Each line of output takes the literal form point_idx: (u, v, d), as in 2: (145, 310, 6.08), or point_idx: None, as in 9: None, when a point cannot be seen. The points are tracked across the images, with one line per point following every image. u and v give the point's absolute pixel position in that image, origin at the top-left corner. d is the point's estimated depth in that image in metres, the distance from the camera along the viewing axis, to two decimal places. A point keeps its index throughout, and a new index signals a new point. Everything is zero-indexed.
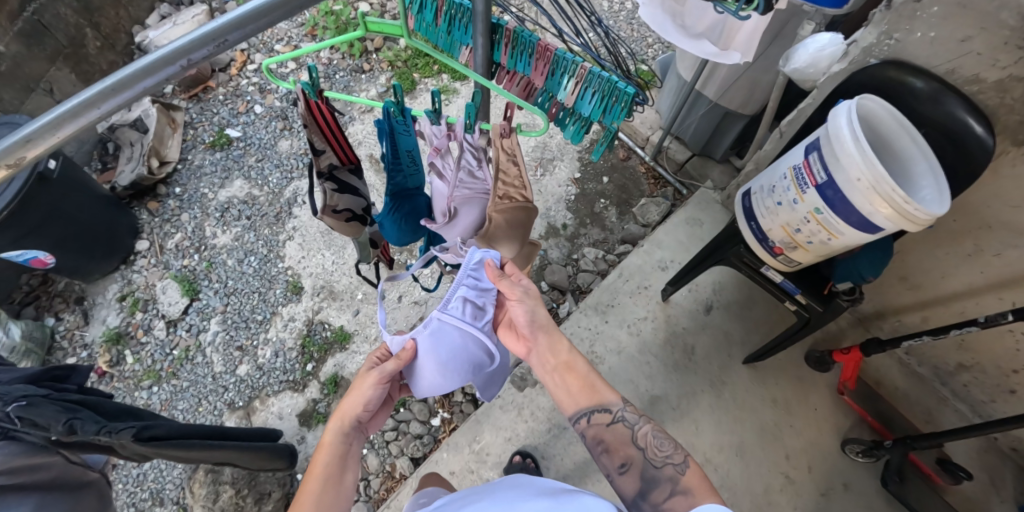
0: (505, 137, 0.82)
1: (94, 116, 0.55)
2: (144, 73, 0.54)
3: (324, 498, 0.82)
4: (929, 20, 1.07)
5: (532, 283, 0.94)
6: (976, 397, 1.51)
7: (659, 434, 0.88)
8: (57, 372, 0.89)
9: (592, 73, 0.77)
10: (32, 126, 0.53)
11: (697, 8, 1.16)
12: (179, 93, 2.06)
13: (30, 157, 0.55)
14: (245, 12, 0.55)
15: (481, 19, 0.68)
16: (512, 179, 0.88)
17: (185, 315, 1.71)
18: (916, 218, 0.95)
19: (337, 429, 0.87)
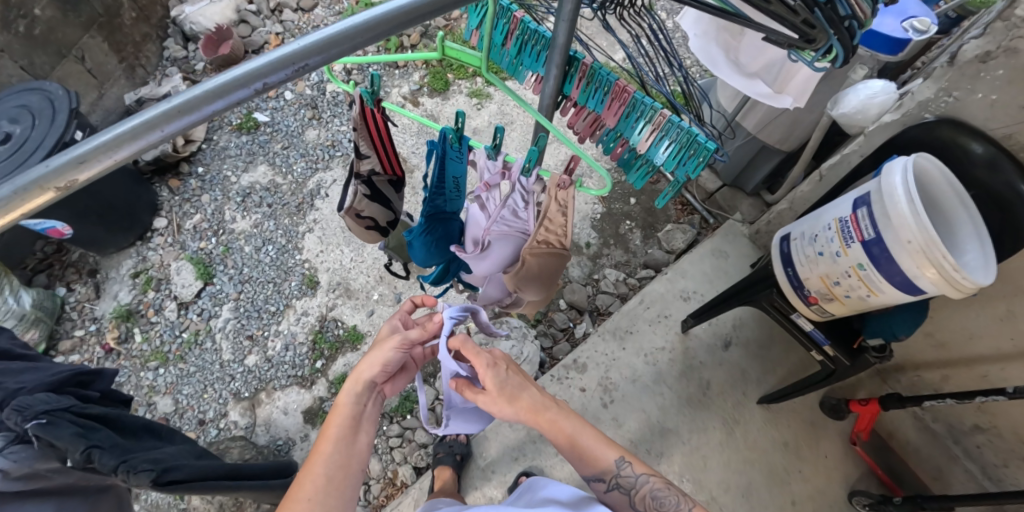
0: (563, 189, 0.73)
1: (156, 138, 0.51)
2: (216, 94, 0.52)
3: (336, 457, 0.80)
4: (993, 83, 1.03)
5: (507, 375, 0.86)
6: (988, 459, 1.46)
7: (659, 493, 0.87)
8: (83, 377, 0.89)
9: (672, 123, 0.80)
10: (85, 146, 0.48)
11: (752, 47, 1.15)
12: (210, 71, 2.07)
13: (78, 185, 0.50)
14: (328, 34, 0.54)
15: (560, 50, 0.63)
16: (556, 229, 0.76)
17: (197, 299, 1.69)
18: (962, 286, 0.94)
19: (351, 390, 0.86)
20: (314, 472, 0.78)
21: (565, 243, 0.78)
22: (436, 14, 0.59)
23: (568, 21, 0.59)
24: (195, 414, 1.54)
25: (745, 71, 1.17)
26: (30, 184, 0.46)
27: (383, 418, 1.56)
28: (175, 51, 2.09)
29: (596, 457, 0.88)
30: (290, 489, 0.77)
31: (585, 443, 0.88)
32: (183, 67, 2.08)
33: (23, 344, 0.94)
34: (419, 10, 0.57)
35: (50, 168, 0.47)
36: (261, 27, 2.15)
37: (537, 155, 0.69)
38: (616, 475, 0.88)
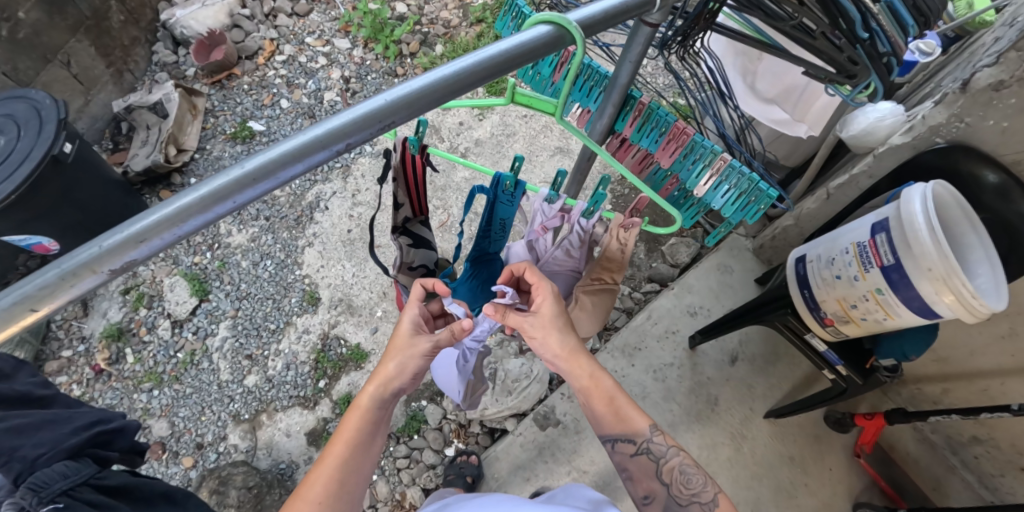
0: (626, 229, 0.85)
1: (227, 208, 0.46)
2: (293, 157, 0.46)
3: (348, 463, 0.77)
4: (1004, 111, 1.02)
5: (554, 307, 0.84)
6: (985, 470, 1.49)
7: (688, 469, 0.84)
8: (103, 436, 0.84)
9: (732, 168, 0.81)
10: (150, 220, 0.43)
11: (766, 74, 1.33)
12: (202, 77, 2.03)
13: (140, 259, 0.45)
14: (414, 89, 0.48)
15: (618, 89, 0.71)
16: (610, 266, 0.91)
17: (192, 316, 1.63)
18: (977, 310, 0.95)
19: (375, 393, 0.81)
20: (327, 474, 0.75)
21: (616, 279, 0.94)
22: (530, 61, 0.52)
23: (633, 62, 0.66)
24: (192, 437, 1.48)
25: (762, 96, 1.37)
26: (82, 265, 0.42)
27: (389, 438, 1.53)
28: (165, 56, 2.05)
29: (628, 418, 0.86)
30: (302, 483, 0.75)
31: (621, 400, 0.86)
32: (173, 72, 2.03)
33: (41, 383, 0.89)
34: (514, 57, 0.51)
35: (104, 248, 0.43)
36: (255, 31, 2.10)
37: (604, 197, 0.79)
38: (647, 440, 0.85)
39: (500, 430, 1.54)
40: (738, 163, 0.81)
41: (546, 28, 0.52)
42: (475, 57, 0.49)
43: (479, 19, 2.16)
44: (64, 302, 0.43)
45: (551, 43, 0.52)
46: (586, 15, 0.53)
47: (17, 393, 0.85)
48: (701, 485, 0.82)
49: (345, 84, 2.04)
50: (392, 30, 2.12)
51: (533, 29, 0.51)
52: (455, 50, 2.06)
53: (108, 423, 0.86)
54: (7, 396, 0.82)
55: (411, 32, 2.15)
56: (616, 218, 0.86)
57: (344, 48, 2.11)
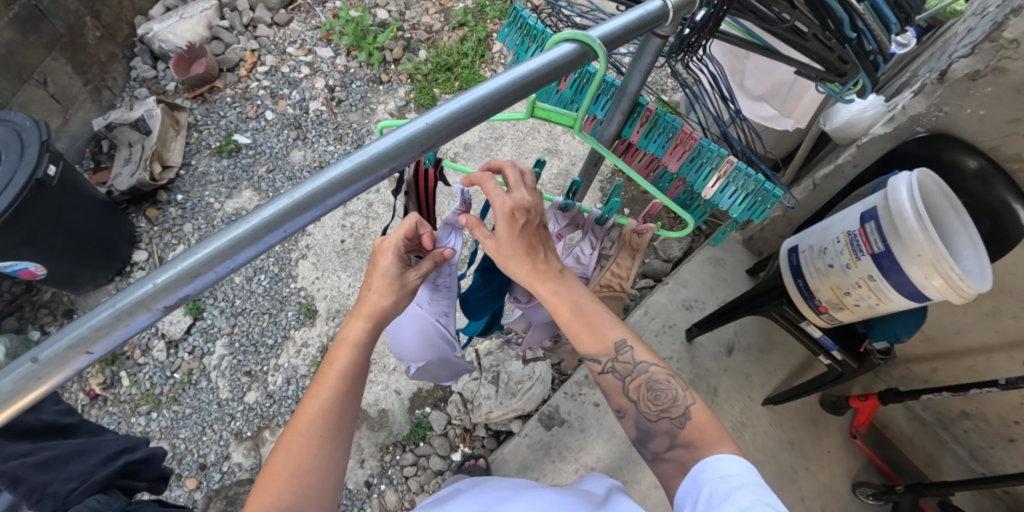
0: (639, 235, 0.91)
1: (277, 237, 0.46)
2: (340, 185, 0.46)
3: (340, 402, 0.68)
4: (981, 100, 1.06)
5: (506, 231, 0.69)
6: (975, 443, 1.55)
7: (658, 384, 0.76)
8: (130, 467, 0.85)
9: (739, 170, 0.83)
10: (197, 256, 0.43)
11: (754, 74, 1.36)
12: (183, 92, 2.01)
13: (191, 293, 0.45)
14: (452, 110, 0.49)
15: (628, 97, 0.72)
16: (620, 272, 0.95)
17: (187, 336, 1.61)
18: (965, 292, 0.99)
19: (363, 328, 0.71)
20: (321, 409, 0.67)
21: (624, 285, 0.96)
22: (557, 78, 0.53)
23: (643, 71, 0.67)
24: (195, 458, 1.46)
25: (751, 94, 1.41)
26: (135, 303, 0.42)
27: (395, 447, 1.53)
28: (144, 71, 2.03)
29: (600, 338, 0.75)
30: (292, 419, 0.67)
31: (586, 316, 0.75)
32: (153, 87, 2.02)
33: (66, 411, 0.88)
34: (544, 75, 0.51)
35: (158, 285, 0.43)
36: (235, 43, 2.08)
37: (618, 207, 0.86)
38: (614, 358, 0.75)
39: (506, 432, 1.54)
40: (745, 166, 0.83)
41: (572, 45, 0.52)
42: (508, 76, 0.50)
43: (461, 23, 2.16)
44: (114, 341, 0.42)
45: (576, 60, 0.53)
46: (608, 31, 0.53)
47: (42, 424, 0.83)
48: (671, 399, 0.75)
49: (330, 93, 2.03)
50: (375, 37, 2.11)
51: (558, 47, 0.52)
52: (439, 55, 2.06)
53: (135, 452, 0.87)
54: (34, 428, 0.81)
55: (394, 38, 2.14)
56: (629, 225, 0.91)
57: (326, 56, 2.10)
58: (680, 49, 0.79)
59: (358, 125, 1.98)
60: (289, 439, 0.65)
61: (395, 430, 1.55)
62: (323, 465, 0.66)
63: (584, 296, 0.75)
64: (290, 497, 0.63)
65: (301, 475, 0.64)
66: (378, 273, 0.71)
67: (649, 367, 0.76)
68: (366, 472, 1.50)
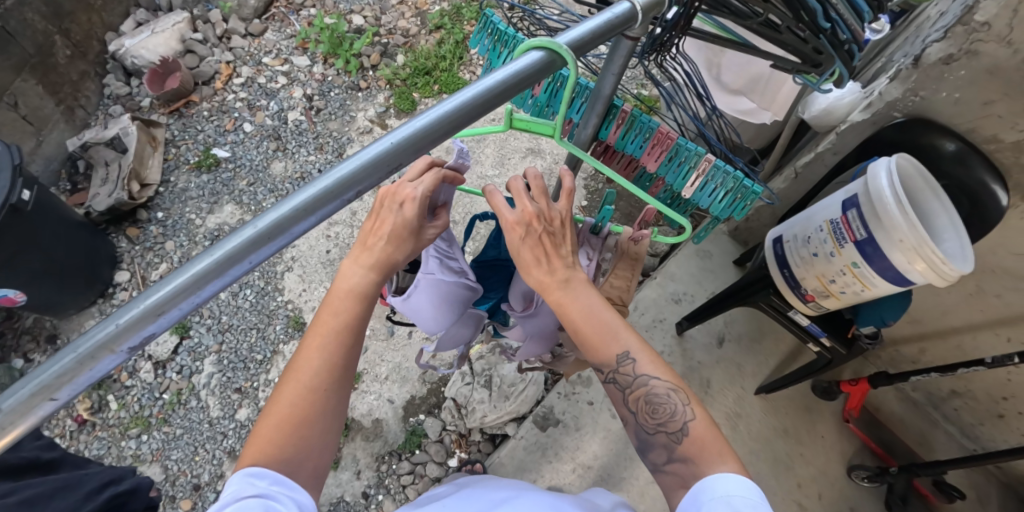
0: (635, 243, 0.90)
1: (243, 269, 0.45)
2: (306, 211, 0.46)
3: (337, 356, 0.66)
4: (956, 83, 1.07)
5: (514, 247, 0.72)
6: (966, 420, 1.56)
7: (658, 397, 0.73)
8: (119, 499, 0.83)
9: (717, 168, 0.83)
10: (161, 293, 0.42)
11: (731, 67, 1.36)
12: (158, 107, 1.98)
13: (156, 331, 0.44)
14: (420, 127, 0.48)
15: (602, 99, 0.71)
16: (619, 283, 0.94)
17: (174, 356, 1.59)
18: (948, 275, 0.99)
19: (366, 278, 0.68)
20: (324, 360, 0.65)
21: (625, 298, 0.95)
22: (526, 88, 0.52)
23: (615, 72, 0.67)
24: (189, 479, 1.45)
25: (728, 89, 1.41)
26: (99, 345, 0.41)
27: (391, 456, 1.52)
28: (117, 88, 2.00)
29: (604, 352, 0.73)
30: (292, 368, 0.65)
31: (586, 328, 0.73)
32: (128, 104, 1.99)
33: (47, 446, 0.86)
34: (511, 86, 0.51)
35: (122, 324, 0.42)
36: (210, 56, 2.05)
37: (610, 214, 0.85)
38: (614, 370, 0.74)
39: (501, 436, 1.54)
40: (724, 163, 0.83)
41: (539, 54, 0.52)
42: (475, 88, 0.49)
43: (438, 26, 2.15)
44: (78, 386, 0.41)
45: (543, 68, 0.52)
46: (574, 37, 0.53)
47: (25, 461, 0.81)
48: (669, 413, 0.73)
49: (309, 103, 2.01)
50: (351, 44, 2.09)
51: (525, 56, 0.52)
52: (417, 59, 2.05)
53: (121, 484, 0.85)
54: (16, 465, 0.79)
55: (371, 44, 2.12)
56: (624, 232, 0.91)
57: (303, 65, 2.08)
58: (652, 49, 0.78)
59: (338, 134, 1.96)
60: (290, 388, 0.64)
61: (391, 439, 1.54)
62: (327, 418, 0.65)
63: (592, 308, 0.73)
64: (292, 449, 0.62)
65: (302, 428, 0.63)
66: (392, 220, 0.68)
67: (649, 377, 0.73)
68: (363, 483, 1.49)
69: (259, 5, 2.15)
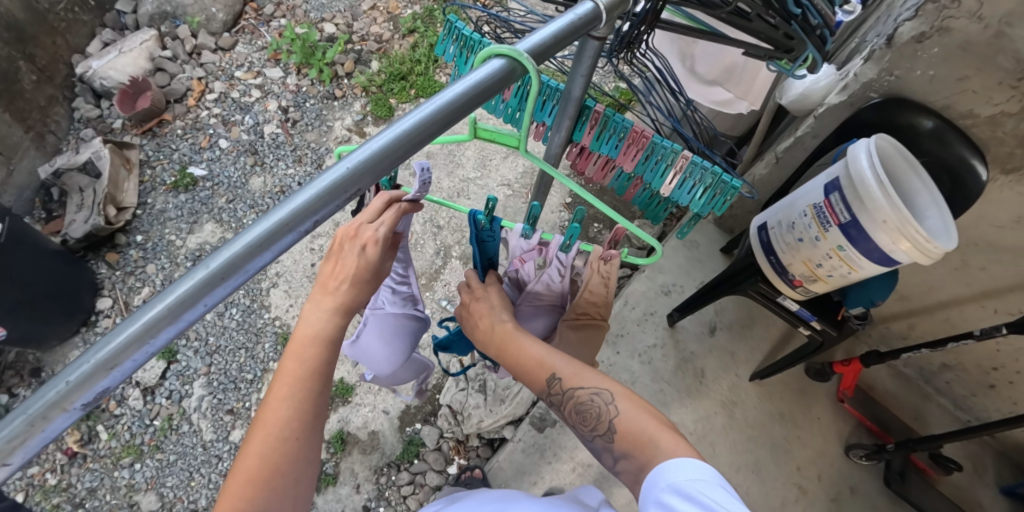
0: (605, 261, 0.88)
1: (198, 312, 0.44)
2: (261, 247, 0.44)
3: (303, 403, 0.64)
4: (929, 60, 1.07)
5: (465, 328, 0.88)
6: (958, 392, 1.58)
7: (586, 405, 0.74)
8: None
9: (695, 164, 0.84)
10: (112, 346, 0.41)
11: (705, 56, 1.36)
12: (130, 128, 1.94)
13: (110, 385, 0.42)
14: (376, 151, 0.47)
15: (573, 102, 0.70)
16: (595, 299, 0.91)
17: (162, 381, 1.56)
18: (932, 253, 0.99)
19: (329, 320, 0.66)
20: (292, 408, 0.64)
21: (603, 312, 0.93)
22: (487, 98, 0.51)
23: (584, 75, 0.66)
24: (186, 505, 1.43)
25: (703, 79, 1.41)
26: (49, 405, 0.39)
27: (390, 468, 1.51)
28: (87, 111, 1.96)
29: (533, 381, 0.78)
30: (260, 418, 0.63)
31: (517, 364, 0.79)
32: (99, 127, 1.95)
33: None
34: (470, 100, 0.49)
35: (73, 382, 0.40)
36: (180, 72, 2.02)
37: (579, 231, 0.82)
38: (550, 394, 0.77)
39: (499, 439, 1.53)
40: (700, 159, 0.84)
41: (500, 62, 0.50)
42: (432, 105, 0.48)
43: (411, 30, 2.13)
44: (32, 449, 0.40)
45: (505, 77, 0.51)
46: (535, 43, 0.51)
47: None
48: (597, 416, 0.73)
49: (284, 115, 1.98)
50: (324, 52, 2.06)
51: (486, 65, 0.50)
52: (392, 65, 2.02)
53: None
54: None
55: (344, 52, 2.10)
56: (594, 251, 0.89)
57: (276, 77, 2.05)
58: (621, 47, 0.79)
59: (316, 145, 1.94)
60: (258, 438, 0.62)
61: (388, 451, 1.53)
62: (299, 465, 0.64)
63: (516, 348, 0.79)
64: (265, 498, 0.61)
65: (275, 479, 0.62)
66: (350, 262, 0.66)
67: (574, 389, 0.75)
68: (363, 496, 1.47)
69: (228, 18, 2.12)
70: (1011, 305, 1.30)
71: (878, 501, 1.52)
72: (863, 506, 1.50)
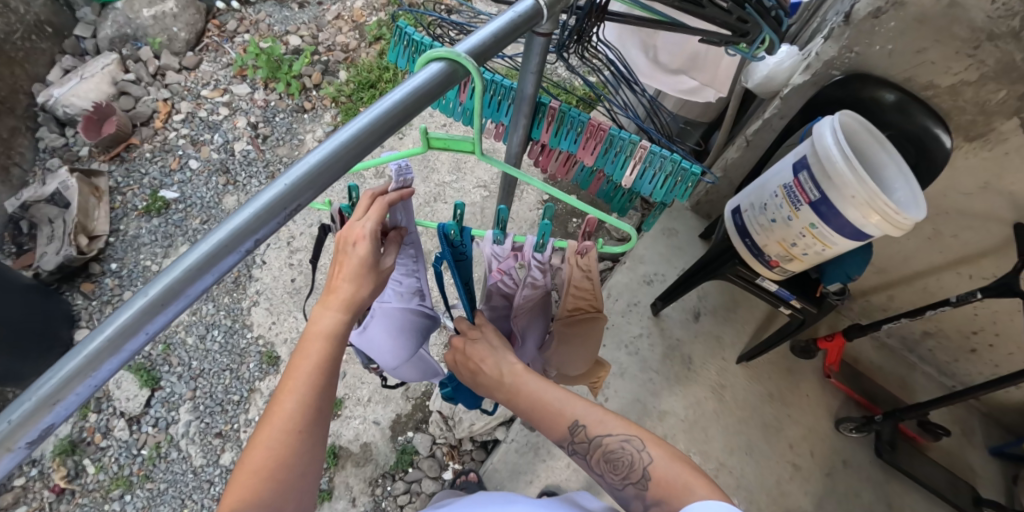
0: (583, 255, 0.85)
1: (141, 341, 0.43)
2: (199, 270, 0.43)
3: (310, 399, 0.63)
4: (888, 35, 1.08)
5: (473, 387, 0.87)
6: (941, 359, 1.61)
7: (614, 452, 0.75)
8: None
9: (654, 153, 0.92)
10: (54, 380, 0.40)
11: (667, 47, 1.37)
12: (97, 155, 1.90)
13: (56, 421, 0.42)
14: (316, 161, 0.46)
15: (527, 100, 0.70)
16: (584, 293, 0.90)
17: (147, 409, 1.54)
18: (902, 225, 1.00)
19: (335, 316, 0.66)
20: (298, 403, 0.62)
21: (597, 305, 0.92)
22: (426, 103, 0.50)
23: (534, 71, 0.65)
24: None
25: (668, 69, 1.42)
26: None
27: (385, 479, 1.50)
28: (52, 140, 1.93)
29: (555, 430, 0.78)
30: (267, 412, 0.62)
31: (537, 412, 0.79)
32: (66, 156, 1.91)
33: None
34: (409, 106, 0.49)
35: (15, 421, 0.39)
36: (145, 95, 1.99)
37: (550, 228, 0.78)
38: (573, 441, 0.77)
39: (492, 441, 1.53)
40: (658, 149, 0.92)
41: (438, 65, 0.50)
42: (370, 114, 0.47)
43: (377, 37, 2.12)
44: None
45: (444, 81, 0.50)
46: (474, 44, 0.51)
47: None
48: (628, 464, 0.74)
49: (254, 131, 1.96)
50: (290, 65, 2.05)
51: (425, 69, 0.50)
52: (360, 73, 2.01)
53: None
54: None
55: (311, 63, 2.08)
56: (569, 246, 0.85)
57: (243, 93, 2.03)
58: (571, 41, 0.80)
59: (289, 159, 1.92)
60: (264, 434, 0.61)
61: (382, 461, 1.52)
62: (305, 459, 0.63)
63: (531, 395, 0.80)
64: (271, 492, 0.60)
65: (280, 473, 0.61)
66: (351, 261, 0.66)
67: (601, 437, 0.75)
68: (359, 509, 1.46)
69: (190, 37, 2.10)
70: (985, 269, 1.32)
71: (872, 472, 1.54)
72: (856, 477, 1.52)
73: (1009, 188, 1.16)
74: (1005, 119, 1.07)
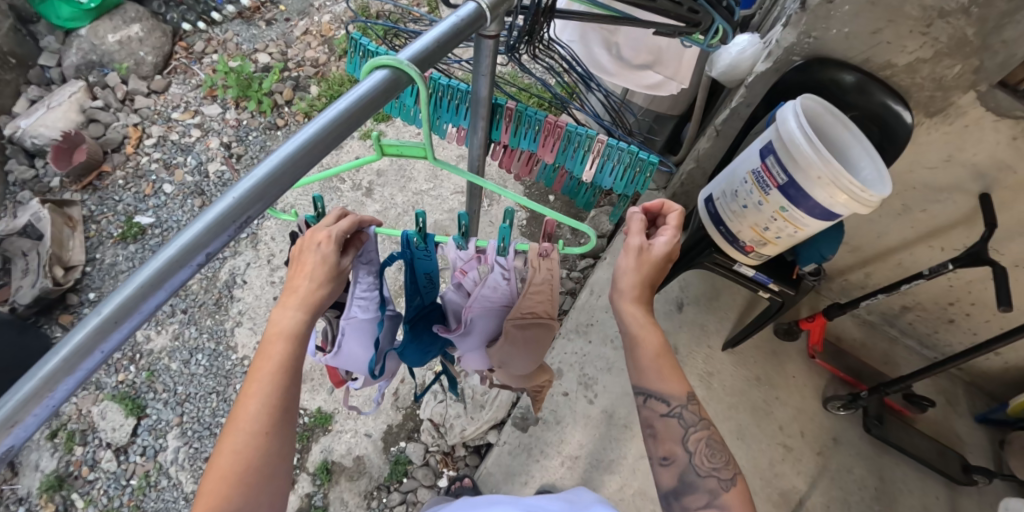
0: (544, 257, 0.84)
1: (97, 358, 0.43)
2: (151, 287, 0.44)
3: (273, 401, 0.63)
4: (843, 18, 1.09)
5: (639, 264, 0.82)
6: (921, 331, 1.63)
7: (714, 443, 0.83)
8: None
9: (611, 147, 0.94)
10: (10, 402, 0.40)
11: (630, 41, 1.40)
12: (69, 185, 1.88)
13: (17, 443, 0.42)
14: (265, 171, 0.47)
15: (483, 102, 0.71)
16: (540, 298, 0.88)
17: (135, 438, 1.52)
18: (869, 202, 1.02)
19: (294, 317, 0.66)
20: (263, 404, 0.63)
21: (553, 311, 0.91)
22: (376, 109, 0.51)
23: (486, 74, 0.66)
24: None
25: (632, 65, 1.43)
26: None
27: (380, 491, 1.49)
28: (22, 173, 1.90)
29: (675, 384, 0.83)
30: (233, 416, 0.63)
31: (669, 360, 0.83)
32: (36, 188, 1.89)
33: None
34: (356, 113, 0.49)
35: None
36: (114, 121, 1.97)
37: (510, 232, 0.79)
38: (683, 405, 0.83)
39: (485, 445, 1.53)
40: (615, 142, 0.94)
41: (382, 73, 0.51)
42: (316, 123, 0.48)
43: (346, 50, 2.12)
44: None
45: (390, 87, 0.51)
46: (417, 50, 0.52)
47: None
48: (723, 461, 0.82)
49: (227, 151, 1.95)
50: (260, 83, 2.04)
51: (370, 77, 0.51)
52: (331, 87, 2.01)
53: None
54: None
55: (281, 80, 2.07)
56: (531, 249, 0.84)
57: (215, 114, 2.02)
58: (521, 39, 0.82)
59: None
60: (230, 439, 0.61)
61: (376, 473, 1.51)
62: (275, 460, 0.63)
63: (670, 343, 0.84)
64: (242, 496, 0.61)
65: (249, 476, 0.61)
66: (312, 261, 0.67)
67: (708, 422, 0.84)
68: None
69: (158, 60, 2.09)
70: (955, 240, 1.35)
71: (863, 448, 1.55)
72: (847, 454, 1.54)
73: (972, 160, 1.18)
74: (962, 93, 1.09)
